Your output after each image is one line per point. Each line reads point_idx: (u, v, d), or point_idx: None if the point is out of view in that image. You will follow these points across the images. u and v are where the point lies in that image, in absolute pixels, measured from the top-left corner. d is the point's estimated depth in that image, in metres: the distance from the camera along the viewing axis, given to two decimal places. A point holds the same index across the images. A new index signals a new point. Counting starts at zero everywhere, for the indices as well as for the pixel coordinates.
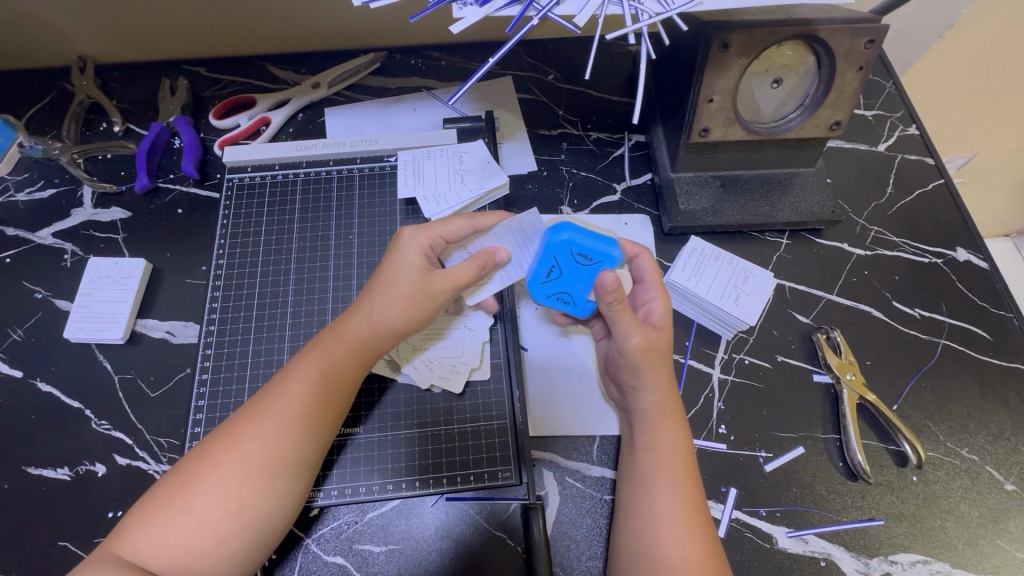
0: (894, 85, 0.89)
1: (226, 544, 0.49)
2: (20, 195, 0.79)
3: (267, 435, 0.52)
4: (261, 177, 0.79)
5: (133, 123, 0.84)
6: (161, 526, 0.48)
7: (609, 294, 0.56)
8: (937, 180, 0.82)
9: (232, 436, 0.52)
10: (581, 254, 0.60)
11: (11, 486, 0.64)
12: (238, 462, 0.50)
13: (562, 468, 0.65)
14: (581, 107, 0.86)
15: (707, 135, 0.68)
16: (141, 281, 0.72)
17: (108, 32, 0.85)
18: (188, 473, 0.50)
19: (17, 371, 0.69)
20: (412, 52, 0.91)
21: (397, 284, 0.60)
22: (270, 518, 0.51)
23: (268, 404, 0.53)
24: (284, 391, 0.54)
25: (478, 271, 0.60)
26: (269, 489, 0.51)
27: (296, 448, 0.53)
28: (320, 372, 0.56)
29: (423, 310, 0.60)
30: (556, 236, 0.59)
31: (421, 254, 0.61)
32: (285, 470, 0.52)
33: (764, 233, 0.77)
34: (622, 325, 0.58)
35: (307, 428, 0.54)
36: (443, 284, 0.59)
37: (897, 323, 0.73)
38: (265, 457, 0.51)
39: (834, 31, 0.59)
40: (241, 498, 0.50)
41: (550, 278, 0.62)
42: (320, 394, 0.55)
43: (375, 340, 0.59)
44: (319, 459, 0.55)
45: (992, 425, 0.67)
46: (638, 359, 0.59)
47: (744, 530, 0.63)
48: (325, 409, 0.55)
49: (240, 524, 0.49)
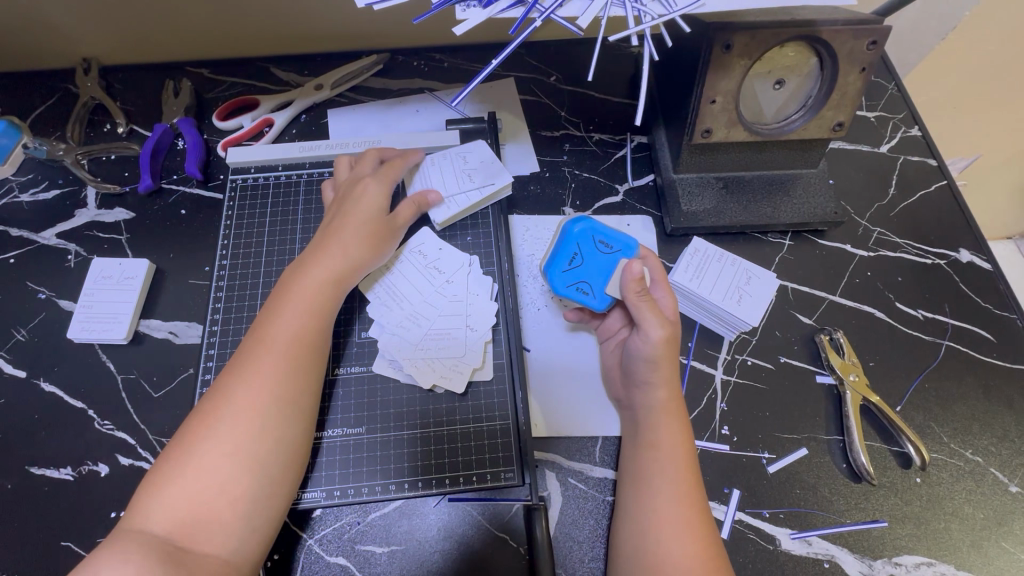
0: (896, 86, 0.89)
1: (230, 490, 0.50)
2: (25, 195, 0.79)
3: (251, 377, 0.54)
4: (264, 178, 0.79)
5: (137, 124, 0.85)
6: (168, 487, 0.49)
7: (635, 283, 0.60)
8: (940, 181, 0.82)
9: (222, 389, 0.54)
10: (603, 241, 0.65)
11: (14, 485, 0.64)
12: (228, 410, 0.53)
13: (564, 469, 0.65)
14: (583, 108, 0.87)
15: (710, 136, 0.68)
16: (145, 281, 0.73)
17: (112, 33, 0.85)
18: (186, 433, 0.52)
19: (21, 371, 0.69)
20: (415, 54, 0.91)
21: (354, 224, 0.66)
22: (272, 461, 0.53)
23: (250, 352, 0.56)
24: (263, 337, 0.57)
25: (416, 209, 0.71)
26: (264, 428, 0.53)
27: (282, 384, 0.55)
28: (295, 313, 0.59)
29: (378, 240, 0.67)
30: (576, 226, 0.65)
31: (366, 199, 0.68)
32: (276, 407, 0.54)
33: (767, 235, 0.77)
34: (648, 319, 0.59)
35: (289, 364, 0.56)
36: (390, 221, 0.68)
37: (900, 324, 0.72)
38: (252, 398, 0.53)
39: (836, 33, 0.59)
40: (237, 441, 0.51)
41: (574, 265, 0.65)
42: (299, 333, 0.58)
43: (344, 275, 0.63)
44: (309, 400, 0.57)
45: (996, 427, 0.67)
46: (659, 353, 0.59)
47: (747, 532, 0.63)
48: (304, 343, 0.58)
49: (240, 466, 0.51)
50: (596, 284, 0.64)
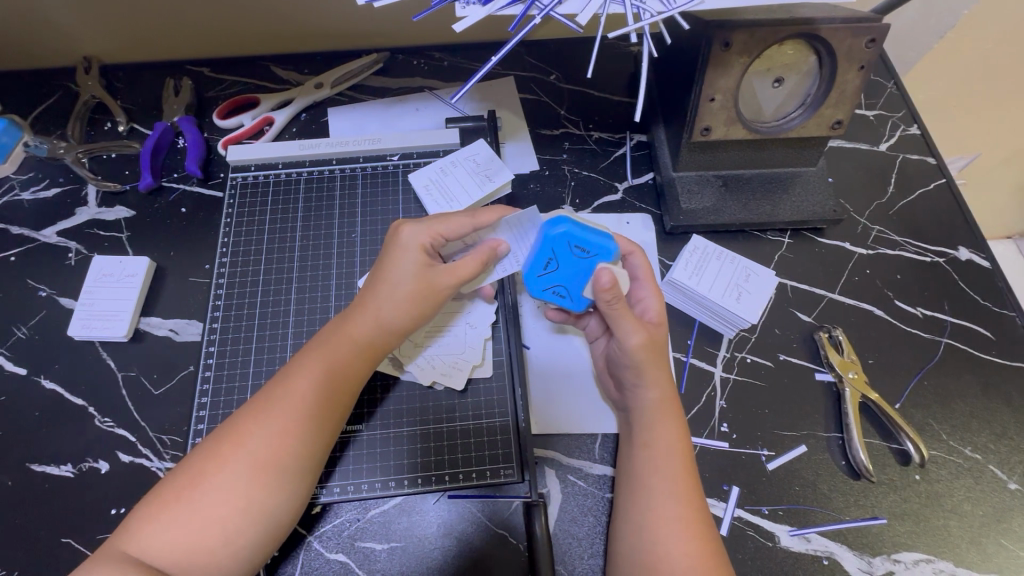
0: (895, 85, 0.90)
1: (233, 541, 0.49)
2: (25, 194, 0.79)
3: (273, 430, 0.52)
4: (264, 176, 0.79)
5: (138, 123, 0.85)
6: (168, 522, 0.48)
7: (606, 292, 0.57)
8: (939, 179, 0.82)
9: (239, 432, 0.52)
10: (580, 246, 0.60)
11: (15, 483, 0.64)
12: (245, 459, 0.50)
13: (564, 466, 0.65)
14: (583, 107, 0.87)
15: (709, 134, 0.68)
16: (145, 279, 0.73)
17: (112, 31, 0.85)
18: (195, 467, 0.50)
19: (22, 369, 0.69)
20: (415, 53, 0.92)
21: (402, 276, 0.60)
22: (279, 514, 0.51)
23: (274, 400, 0.53)
24: (290, 388, 0.54)
25: (482, 266, 0.61)
26: (277, 485, 0.51)
27: (303, 445, 0.53)
28: (326, 368, 0.56)
29: (426, 304, 0.60)
30: (554, 229, 0.60)
31: (421, 250, 0.61)
32: (290, 466, 0.52)
33: (766, 233, 0.77)
34: (625, 323, 0.58)
35: (314, 423, 0.54)
36: (447, 279, 0.60)
37: (899, 322, 0.73)
38: (271, 454, 0.51)
39: (835, 31, 0.59)
40: (250, 496, 0.50)
41: (548, 271, 0.62)
42: (326, 388, 0.55)
43: (380, 334, 0.59)
44: (324, 453, 0.55)
45: (995, 424, 0.67)
46: (642, 357, 0.58)
47: (747, 529, 0.63)
48: (333, 403, 0.55)
49: (247, 520, 0.49)
50: (572, 288, 0.63)
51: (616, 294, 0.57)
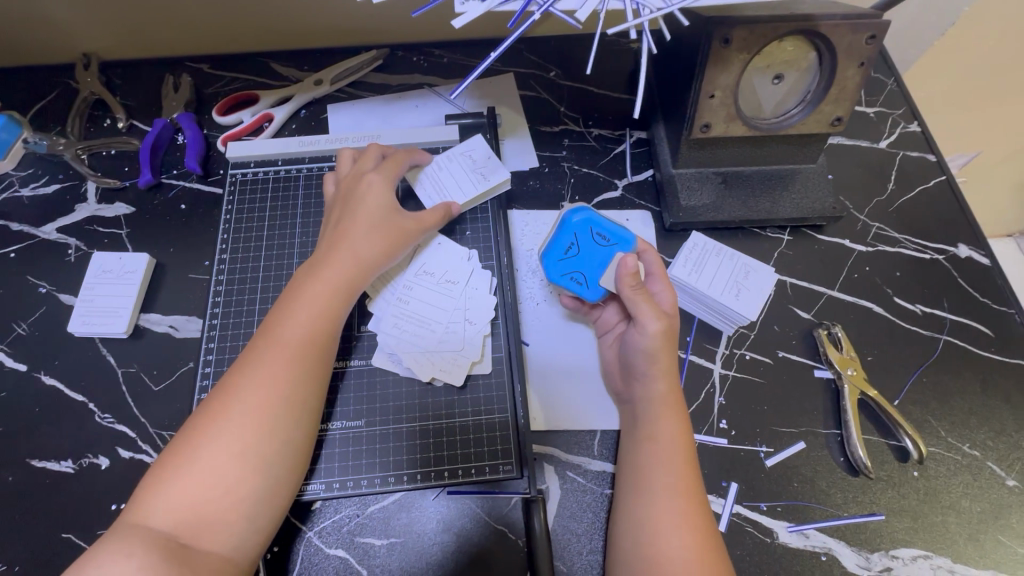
0: (895, 82, 0.89)
1: (237, 490, 0.49)
2: (25, 190, 0.79)
3: (260, 376, 0.53)
4: (263, 173, 0.79)
5: (137, 119, 0.85)
6: (170, 484, 0.48)
7: (629, 278, 0.60)
8: (939, 176, 0.82)
9: (229, 385, 0.53)
10: (599, 234, 0.65)
11: (15, 478, 0.64)
12: (237, 408, 0.51)
13: (563, 462, 0.65)
14: (582, 103, 0.87)
15: (708, 131, 0.68)
16: (145, 276, 0.73)
17: (111, 28, 0.85)
18: (193, 428, 0.51)
19: (22, 365, 0.70)
20: (414, 49, 0.91)
21: (371, 224, 0.64)
22: (278, 461, 0.52)
23: (259, 349, 0.55)
24: (273, 335, 0.56)
25: (442, 220, 0.70)
26: (272, 429, 0.52)
27: (293, 387, 0.54)
28: (306, 314, 0.57)
29: (394, 246, 0.65)
30: (576, 215, 0.66)
31: (386, 195, 0.67)
32: (283, 408, 0.53)
33: (766, 230, 0.77)
34: (643, 311, 0.59)
35: (300, 366, 0.55)
36: (409, 224, 0.67)
37: (898, 320, 0.73)
38: (262, 397, 0.52)
39: (835, 27, 0.59)
40: (247, 442, 0.50)
41: (569, 254, 0.66)
42: (309, 331, 0.57)
43: (358, 277, 0.62)
44: (318, 399, 0.56)
45: (993, 421, 0.67)
46: (657, 345, 0.59)
47: (745, 525, 0.63)
48: (317, 345, 0.57)
49: (247, 467, 0.50)
50: (590, 275, 0.65)
51: (638, 282, 0.61)
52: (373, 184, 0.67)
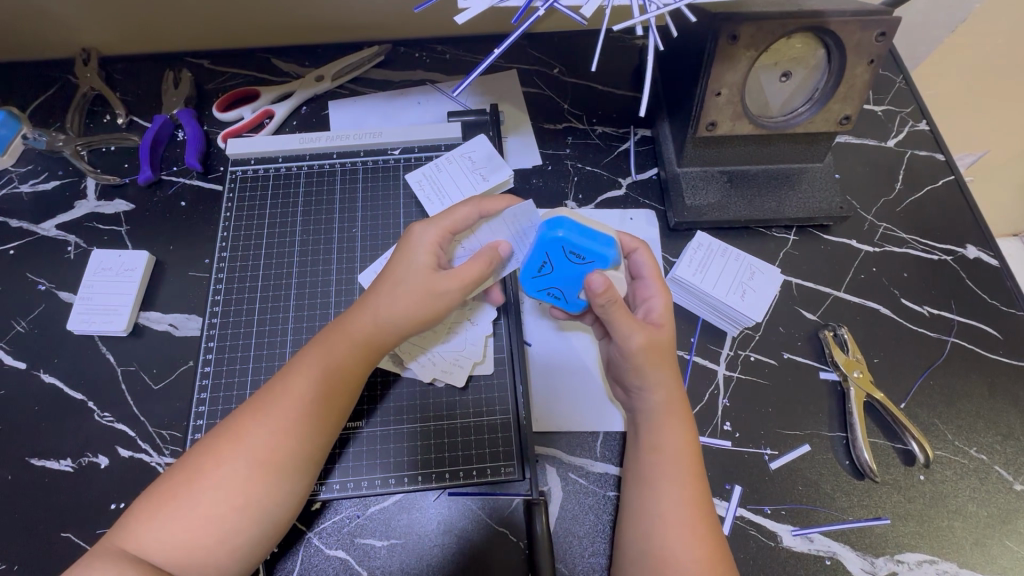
0: (904, 80, 0.88)
1: (231, 539, 0.49)
2: (24, 186, 0.79)
3: (273, 430, 0.51)
4: (264, 169, 0.78)
5: (137, 115, 0.84)
6: (164, 521, 0.48)
7: (599, 296, 0.55)
8: (948, 176, 0.80)
9: (237, 431, 0.51)
10: (574, 251, 0.57)
11: (14, 477, 0.64)
12: (242, 459, 0.50)
13: (565, 464, 0.65)
14: (586, 101, 0.86)
15: (714, 129, 0.67)
16: (144, 273, 0.72)
17: (111, 22, 0.84)
18: (191, 465, 0.50)
19: (21, 363, 0.69)
20: (417, 45, 0.91)
21: (406, 281, 0.58)
22: (274, 514, 0.51)
23: (273, 399, 0.53)
24: (289, 388, 0.53)
25: (486, 267, 0.58)
26: (274, 485, 0.50)
27: (303, 445, 0.52)
28: (328, 370, 0.55)
29: (431, 311, 0.58)
30: (549, 233, 0.57)
31: (430, 252, 0.59)
32: (289, 464, 0.51)
33: (771, 229, 0.76)
34: (622, 327, 0.57)
35: (312, 425, 0.53)
36: (450, 285, 0.57)
37: (905, 321, 0.72)
38: (269, 453, 0.51)
39: (845, 24, 0.58)
40: (247, 494, 0.49)
41: (543, 273, 0.60)
42: (326, 390, 0.54)
43: (382, 335, 0.58)
44: (323, 456, 0.54)
45: (1001, 425, 0.67)
46: (642, 359, 0.57)
47: (749, 528, 0.62)
48: (332, 404, 0.54)
49: (244, 518, 0.49)
50: (567, 290, 0.61)
51: (612, 296, 0.55)
52: (417, 235, 0.60)
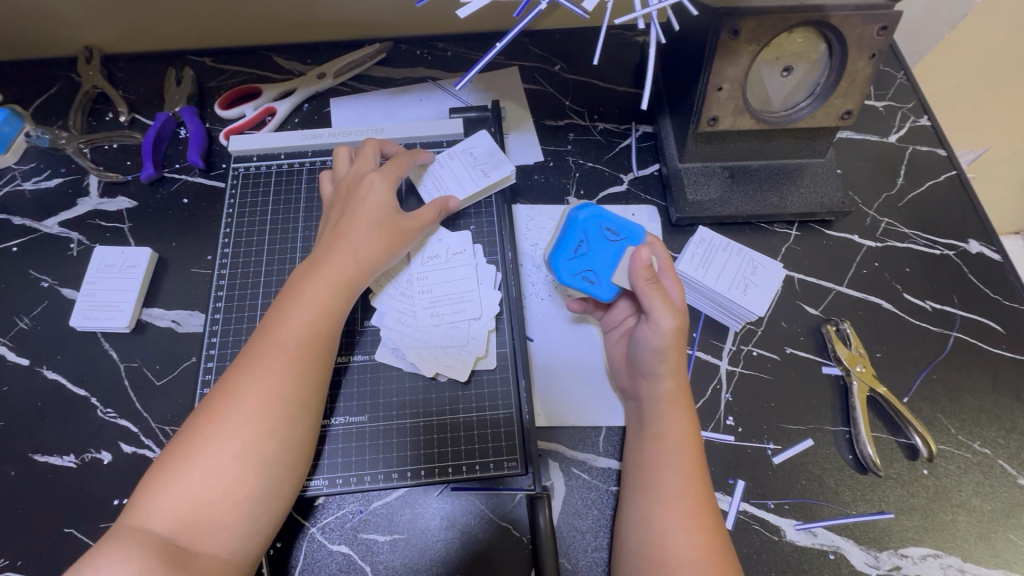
0: (905, 75, 0.88)
1: (237, 495, 0.49)
2: (27, 184, 0.79)
3: (262, 378, 0.52)
4: (266, 166, 0.78)
5: (139, 113, 0.84)
6: (168, 487, 0.48)
7: (642, 269, 0.58)
8: (950, 171, 0.80)
9: (228, 388, 0.52)
10: (609, 228, 0.63)
11: (17, 472, 0.64)
12: (235, 409, 0.51)
13: (568, 459, 0.65)
14: (587, 97, 0.86)
15: (716, 124, 0.67)
16: (147, 270, 0.72)
17: (113, 20, 0.84)
18: (190, 430, 0.50)
19: (24, 359, 0.69)
20: (418, 43, 0.91)
21: (369, 222, 0.63)
22: (278, 465, 0.51)
23: (258, 349, 0.54)
24: (272, 335, 0.55)
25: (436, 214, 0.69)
26: (273, 432, 0.51)
27: (294, 385, 0.53)
28: (309, 313, 0.57)
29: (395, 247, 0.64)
30: (583, 212, 0.63)
31: (385, 195, 0.66)
32: (284, 409, 0.52)
33: (773, 225, 0.76)
34: (655, 306, 0.57)
35: (301, 366, 0.54)
36: (413, 224, 0.66)
37: (908, 315, 0.72)
38: (259, 398, 0.51)
39: (846, 18, 0.58)
40: (243, 443, 0.50)
41: (579, 253, 0.63)
42: (308, 333, 0.56)
43: (357, 276, 0.61)
44: (318, 402, 0.55)
45: (1004, 419, 0.66)
46: (668, 343, 0.58)
47: (752, 522, 0.62)
48: (315, 345, 0.56)
49: (244, 469, 0.49)
50: (603, 275, 0.62)
51: (653, 274, 0.59)
52: (370, 183, 0.66)
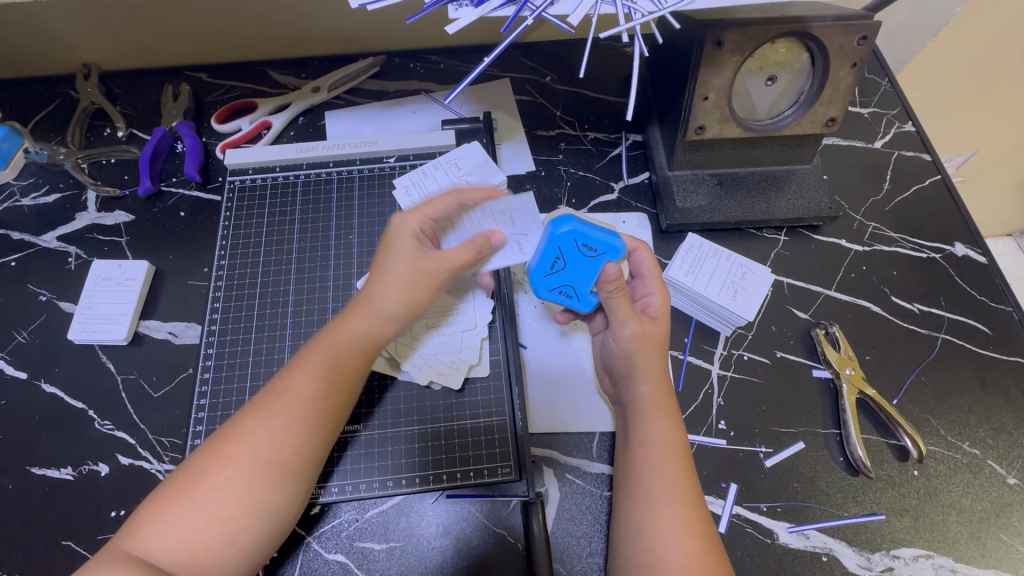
0: (890, 82, 0.90)
1: (237, 539, 0.49)
2: (26, 199, 0.80)
3: (275, 431, 0.52)
4: (262, 179, 0.80)
5: (137, 128, 0.85)
6: (171, 522, 0.48)
7: (612, 284, 0.58)
8: (935, 175, 0.82)
9: (240, 432, 0.52)
10: (586, 244, 0.60)
11: (15, 485, 0.64)
12: (245, 459, 0.50)
13: (561, 465, 0.65)
14: (578, 107, 0.87)
15: (703, 133, 0.68)
16: (144, 283, 0.73)
17: (110, 37, 0.86)
18: (197, 468, 0.50)
19: (22, 372, 0.70)
20: (411, 56, 0.92)
21: (397, 273, 0.58)
22: (280, 513, 0.51)
23: (274, 398, 0.53)
24: (289, 385, 0.54)
25: (476, 254, 0.60)
26: (278, 485, 0.51)
27: (302, 443, 0.53)
28: (329, 365, 0.56)
29: (424, 296, 0.59)
30: (560, 228, 0.60)
31: (413, 237, 0.60)
32: (293, 463, 0.52)
33: (762, 231, 0.78)
34: (620, 314, 0.59)
35: (313, 422, 0.53)
36: (439, 267, 0.59)
37: (896, 318, 0.73)
38: (271, 451, 0.51)
39: (826, 28, 0.60)
40: (251, 493, 0.50)
41: (555, 269, 0.61)
42: (327, 388, 0.55)
43: (380, 328, 0.59)
44: (325, 453, 0.55)
45: (993, 420, 0.67)
46: (631, 348, 0.59)
47: (745, 526, 0.63)
48: (331, 400, 0.55)
49: (249, 517, 0.50)
50: (581, 287, 0.61)
51: (621, 285, 0.58)
52: (400, 226, 0.61)
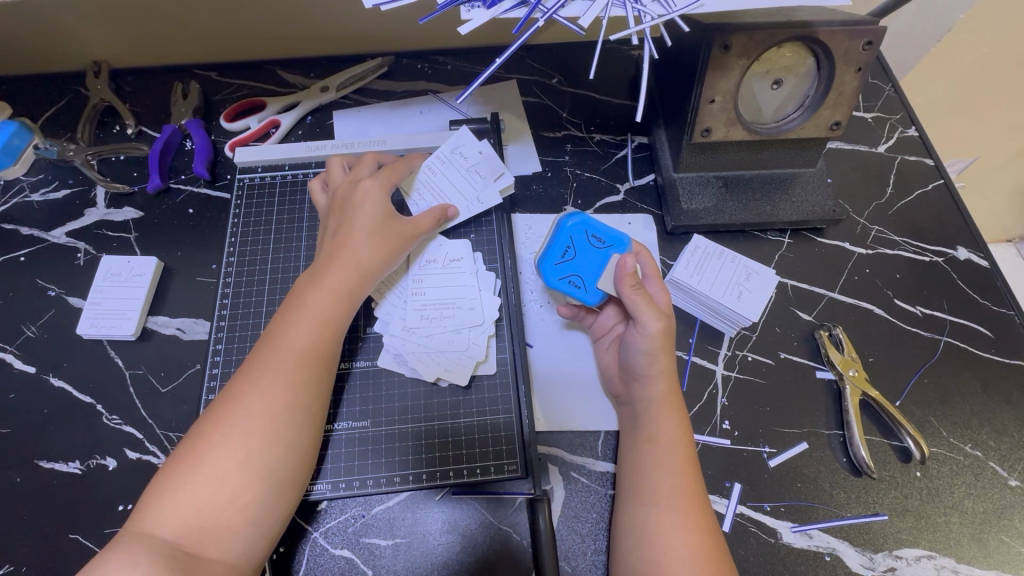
0: (893, 87, 0.91)
1: (239, 497, 0.50)
2: (35, 195, 0.80)
3: (267, 385, 0.53)
4: (271, 177, 0.80)
5: (146, 126, 0.86)
6: (176, 490, 0.49)
7: (626, 276, 0.61)
8: (938, 180, 0.83)
9: (235, 394, 0.53)
10: (595, 235, 0.65)
11: (23, 478, 0.65)
12: (242, 415, 0.52)
13: (567, 463, 0.66)
14: (584, 109, 0.88)
15: (709, 135, 0.69)
16: (153, 278, 0.74)
17: (121, 36, 0.87)
18: (198, 434, 0.52)
19: (31, 367, 0.70)
20: (419, 57, 0.93)
21: (369, 232, 0.64)
22: (280, 469, 0.52)
23: (266, 356, 0.56)
24: (276, 342, 0.57)
25: (435, 224, 0.70)
26: (274, 437, 0.52)
27: (295, 393, 0.54)
28: (315, 320, 0.58)
29: (397, 252, 0.66)
30: (571, 219, 0.66)
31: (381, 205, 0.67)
32: (287, 415, 0.53)
33: (765, 233, 0.78)
34: (641, 308, 0.59)
35: (304, 374, 0.55)
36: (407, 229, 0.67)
37: (900, 321, 0.73)
38: (263, 406, 0.53)
39: (832, 33, 0.60)
40: (249, 447, 0.51)
41: (566, 258, 0.66)
42: (313, 340, 0.57)
43: (360, 280, 0.63)
44: (319, 409, 0.56)
45: (995, 422, 0.68)
46: (657, 345, 0.59)
47: (748, 525, 0.63)
48: (317, 351, 0.57)
49: (248, 475, 0.50)
50: (587, 280, 0.65)
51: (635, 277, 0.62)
52: (370, 193, 0.67)
